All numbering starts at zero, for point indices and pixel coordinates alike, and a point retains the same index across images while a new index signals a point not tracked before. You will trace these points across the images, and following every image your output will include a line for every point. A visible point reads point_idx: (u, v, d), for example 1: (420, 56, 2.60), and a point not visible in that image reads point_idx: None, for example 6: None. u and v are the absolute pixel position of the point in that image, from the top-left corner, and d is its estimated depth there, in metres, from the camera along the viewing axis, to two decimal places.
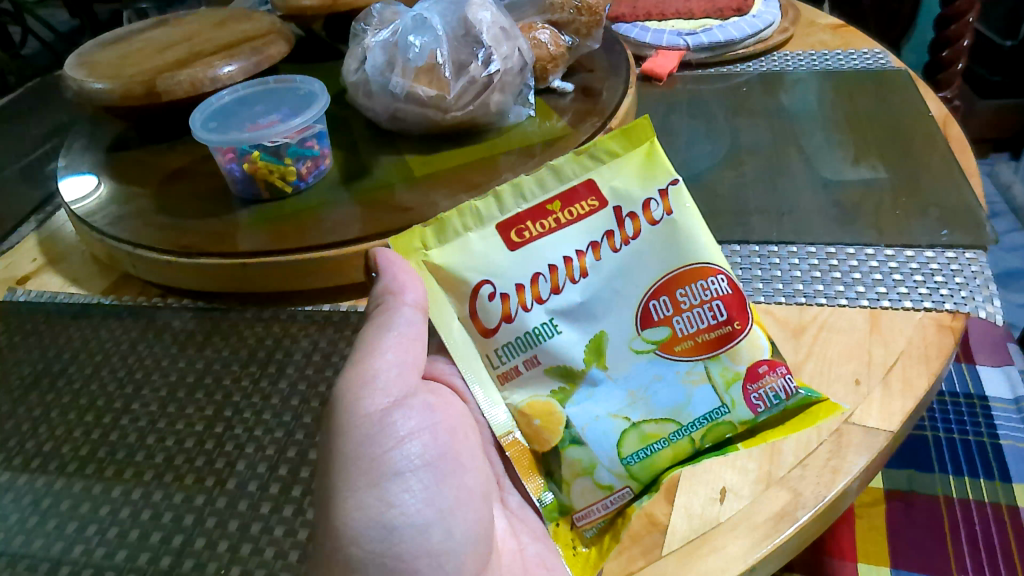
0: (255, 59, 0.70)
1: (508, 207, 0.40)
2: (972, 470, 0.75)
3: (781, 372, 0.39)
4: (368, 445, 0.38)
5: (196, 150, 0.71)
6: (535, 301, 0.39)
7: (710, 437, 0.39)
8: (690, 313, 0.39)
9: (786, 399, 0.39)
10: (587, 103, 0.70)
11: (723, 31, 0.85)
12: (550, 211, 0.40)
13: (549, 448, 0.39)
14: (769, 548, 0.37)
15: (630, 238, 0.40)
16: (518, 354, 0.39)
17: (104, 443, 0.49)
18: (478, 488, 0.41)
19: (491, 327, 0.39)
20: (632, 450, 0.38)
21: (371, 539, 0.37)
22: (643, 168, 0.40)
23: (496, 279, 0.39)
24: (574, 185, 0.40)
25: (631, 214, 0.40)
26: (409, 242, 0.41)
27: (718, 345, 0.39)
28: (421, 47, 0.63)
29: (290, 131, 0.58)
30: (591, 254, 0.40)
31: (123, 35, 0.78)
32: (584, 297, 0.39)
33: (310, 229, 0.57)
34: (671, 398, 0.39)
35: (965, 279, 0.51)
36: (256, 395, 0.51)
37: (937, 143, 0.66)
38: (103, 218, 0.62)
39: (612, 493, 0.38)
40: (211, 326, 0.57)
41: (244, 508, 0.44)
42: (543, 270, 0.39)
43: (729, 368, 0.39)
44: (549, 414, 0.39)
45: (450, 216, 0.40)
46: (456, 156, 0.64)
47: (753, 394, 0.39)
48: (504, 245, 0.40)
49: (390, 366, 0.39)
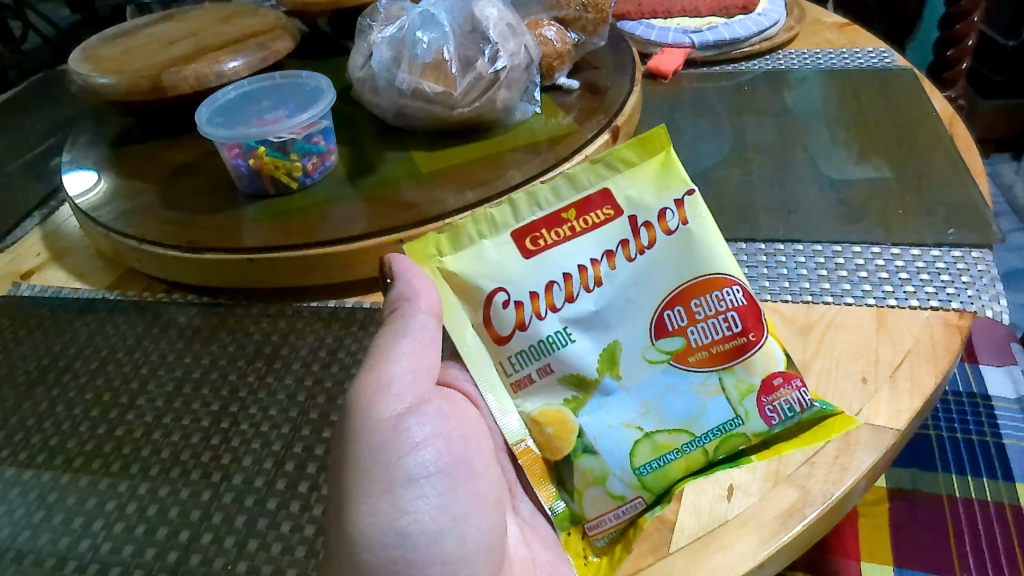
0: (260, 54, 0.70)
1: (524, 215, 0.40)
2: (975, 469, 0.75)
3: (795, 385, 0.39)
4: (383, 451, 0.38)
5: (202, 145, 0.71)
6: (549, 309, 0.39)
7: (723, 449, 0.39)
8: (705, 324, 0.39)
9: (800, 412, 0.39)
10: (593, 100, 0.70)
11: (729, 29, 0.85)
12: (565, 219, 0.40)
13: (561, 457, 0.39)
14: (777, 545, 0.37)
15: (644, 248, 0.40)
16: (531, 362, 0.39)
17: (110, 438, 0.49)
18: (492, 496, 0.40)
19: (504, 334, 0.39)
20: (645, 461, 0.38)
21: (384, 545, 0.37)
22: (658, 177, 0.40)
23: (509, 287, 0.39)
24: (589, 194, 0.40)
25: (646, 223, 0.40)
26: (424, 249, 0.41)
27: (731, 356, 0.39)
28: (428, 43, 0.63)
29: (296, 126, 0.58)
30: (605, 263, 0.40)
31: (128, 30, 0.78)
32: (598, 306, 0.40)
33: (316, 225, 0.57)
34: (684, 409, 0.39)
35: (972, 277, 0.51)
36: (262, 390, 0.51)
37: (943, 142, 0.66)
38: (108, 213, 0.62)
39: (624, 503, 0.38)
40: (217, 322, 0.57)
41: (251, 504, 0.44)
42: (557, 279, 0.39)
43: (743, 380, 0.39)
44: (561, 423, 0.39)
45: (465, 224, 0.40)
46: (462, 153, 0.64)
47: (767, 406, 0.39)
48: (518, 253, 0.39)
49: (404, 373, 0.39)
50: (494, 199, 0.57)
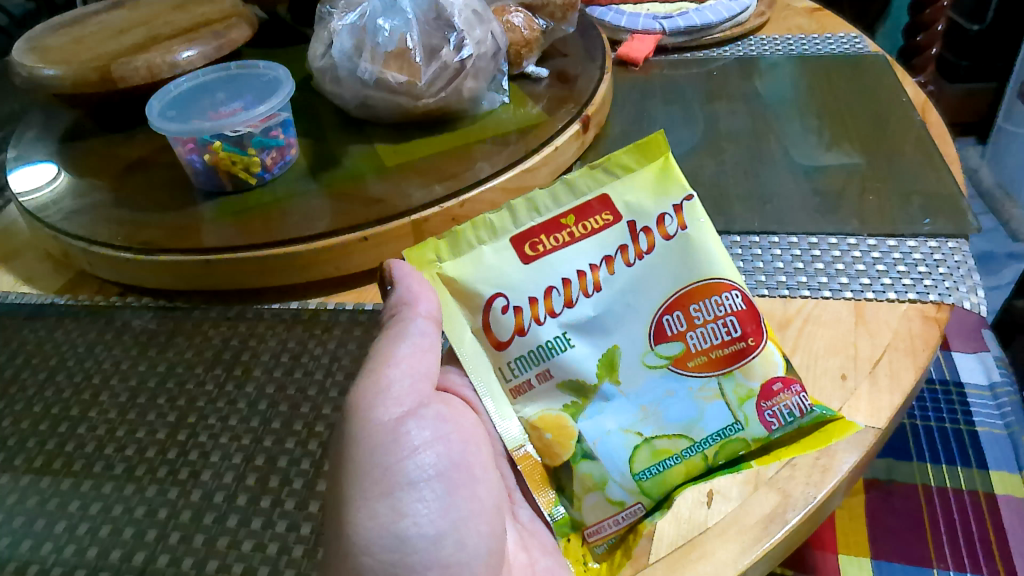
0: (216, 43, 0.66)
1: (522, 221, 0.39)
2: (950, 458, 0.76)
3: (795, 390, 0.38)
4: (382, 454, 0.36)
5: (156, 138, 0.68)
6: (548, 314, 0.38)
7: (723, 454, 0.38)
8: (704, 328, 0.38)
9: (800, 417, 0.38)
10: (562, 89, 0.68)
11: (700, 14, 0.83)
12: (564, 224, 0.38)
13: (560, 463, 0.38)
14: (759, 552, 0.36)
15: (643, 253, 0.39)
16: (530, 367, 0.38)
17: (60, 453, 0.46)
18: (491, 501, 0.39)
19: (504, 339, 0.38)
20: (644, 466, 0.37)
21: (383, 549, 0.35)
22: (657, 182, 0.39)
23: (508, 292, 0.38)
24: (587, 199, 0.39)
25: (645, 228, 0.39)
26: (423, 255, 0.39)
27: (731, 361, 0.38)
28: (390, 31, 0.60)
29: (254, 119, 0.56)
30: (604, 268, 0.38)
31: (77, 17, 0.74)
32: (597, 311, 0.38)
33: (277, 223, 0.54)
34: (684, 414, 0.38)
35: (949, 269, 0.50)
36: (222, 399, 0.48)
37: (916, 130, 0.65)
38: (56, 213, 0.59)
39: (623, 509, 0.37)
40: (174, 326, 0.54)
41: (210, 522, 0.42)
42: (556, 284, 0.38)
43: (742, 385, 0.38)
44: (560, 427, 0.37)
45: (463, 230, 0.39)
46: (429, 145, 0.62)
47: (767, 411, 0.38)
48: (517, 258, 0.38)
49: (402, 376, 0.37)
50: (462, 194, 0.55)
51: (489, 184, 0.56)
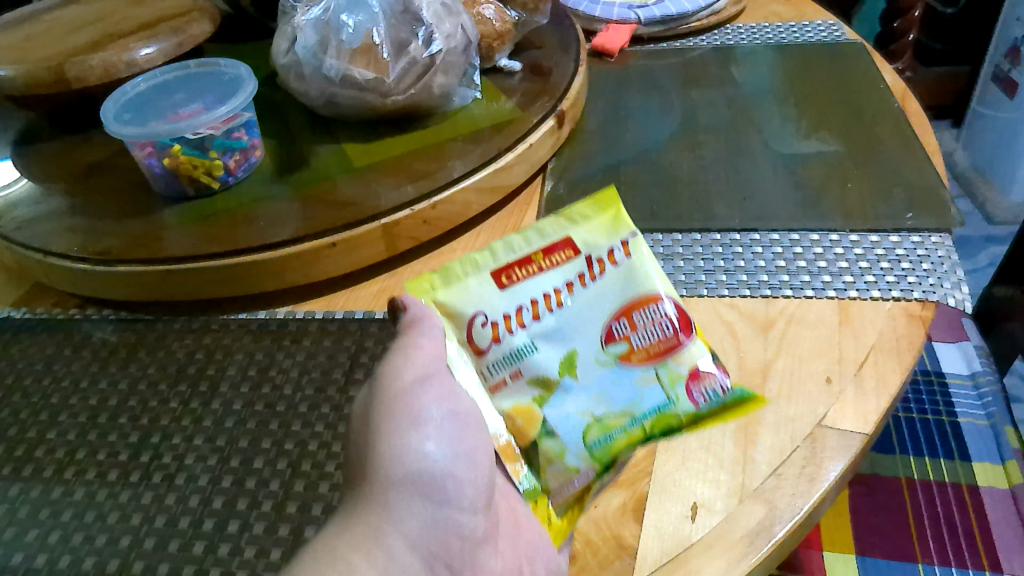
0: (176, 40, 0.63)
1: (500, 257, 0.39)
2: (933, 450, 0.76)
3: (718, 372, 0.38)
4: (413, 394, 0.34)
5: (114, 141, 0.65)
6: (519, 327, 0.37)
7: (660, 427, 0.37)
8: (644, 328, 0.38)
9: (723, 395, 0.38)
10: (536, 83, 0.66)
11: (676, 3, 0.82)
12: (533, 259, 0.39)
13: (527, 443, 0.37)
14: (745, 569, 0.35)
15: (596, 278, 0.39)
16: (505, 367, 0.37)
17: (15, 480, 0.43)
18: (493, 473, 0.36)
19: (483, 348, 0.37)
20: (595, 437, 0.37)
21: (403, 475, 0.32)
22: (611, 224, 0.40)
23: (486, 311, 0.37)
24: (553, 240, 0.39)
25: (599, 259, 0.40)
26: (421, 286, 0.38)
27: (666, 353, 0.38)
28: (355, 26, 0.58)
29: (216, 120, 0.53)
30: (566, 291, 0.39)
31: (29, 14, 0.71)
32: (559, 324, 0.38)
33: (242, 229, 0.52)
34: (626, 397, 0.37)
35: (933, 264, 0.49)
36: (187, 417, 0.46)
37: (897, 120, 0.64)
38: (11, 222, 0.57)
39: (578, 475, 0.36)
40: (136, 339, 0.52)
41: (174, 549, 0.39)
42: (527, 304, 0.38)
43: (673, 370, 0.38)
44: (529, 414, 0.37)
45: (452, 265, 0.39)
46: (399, 144, 0.60)
47: (695, 390, 0.37)
48: (493, 285, 0.38)
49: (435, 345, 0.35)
50: (434, 195, 0.54)
51: (463, 184, 0.55)
